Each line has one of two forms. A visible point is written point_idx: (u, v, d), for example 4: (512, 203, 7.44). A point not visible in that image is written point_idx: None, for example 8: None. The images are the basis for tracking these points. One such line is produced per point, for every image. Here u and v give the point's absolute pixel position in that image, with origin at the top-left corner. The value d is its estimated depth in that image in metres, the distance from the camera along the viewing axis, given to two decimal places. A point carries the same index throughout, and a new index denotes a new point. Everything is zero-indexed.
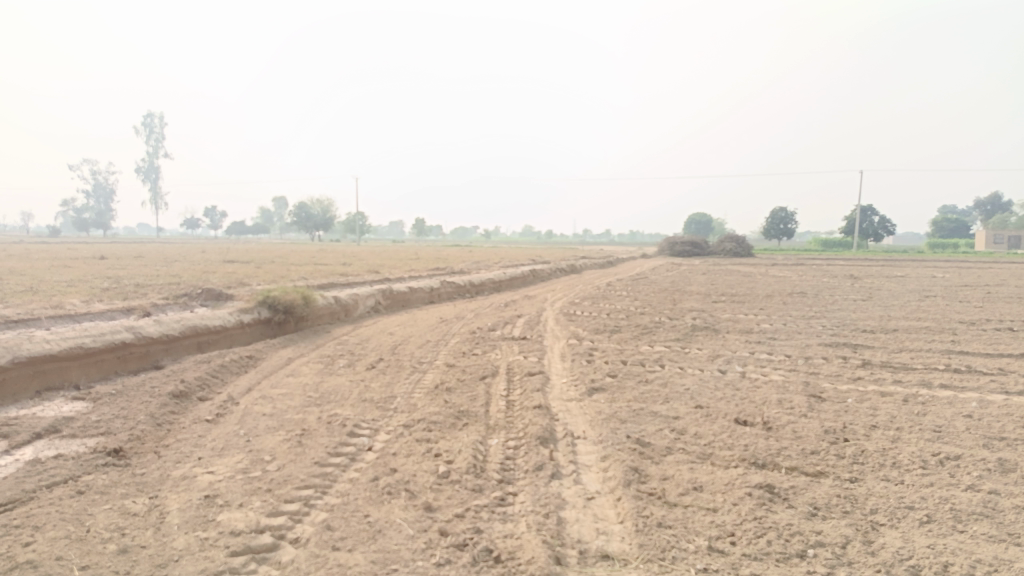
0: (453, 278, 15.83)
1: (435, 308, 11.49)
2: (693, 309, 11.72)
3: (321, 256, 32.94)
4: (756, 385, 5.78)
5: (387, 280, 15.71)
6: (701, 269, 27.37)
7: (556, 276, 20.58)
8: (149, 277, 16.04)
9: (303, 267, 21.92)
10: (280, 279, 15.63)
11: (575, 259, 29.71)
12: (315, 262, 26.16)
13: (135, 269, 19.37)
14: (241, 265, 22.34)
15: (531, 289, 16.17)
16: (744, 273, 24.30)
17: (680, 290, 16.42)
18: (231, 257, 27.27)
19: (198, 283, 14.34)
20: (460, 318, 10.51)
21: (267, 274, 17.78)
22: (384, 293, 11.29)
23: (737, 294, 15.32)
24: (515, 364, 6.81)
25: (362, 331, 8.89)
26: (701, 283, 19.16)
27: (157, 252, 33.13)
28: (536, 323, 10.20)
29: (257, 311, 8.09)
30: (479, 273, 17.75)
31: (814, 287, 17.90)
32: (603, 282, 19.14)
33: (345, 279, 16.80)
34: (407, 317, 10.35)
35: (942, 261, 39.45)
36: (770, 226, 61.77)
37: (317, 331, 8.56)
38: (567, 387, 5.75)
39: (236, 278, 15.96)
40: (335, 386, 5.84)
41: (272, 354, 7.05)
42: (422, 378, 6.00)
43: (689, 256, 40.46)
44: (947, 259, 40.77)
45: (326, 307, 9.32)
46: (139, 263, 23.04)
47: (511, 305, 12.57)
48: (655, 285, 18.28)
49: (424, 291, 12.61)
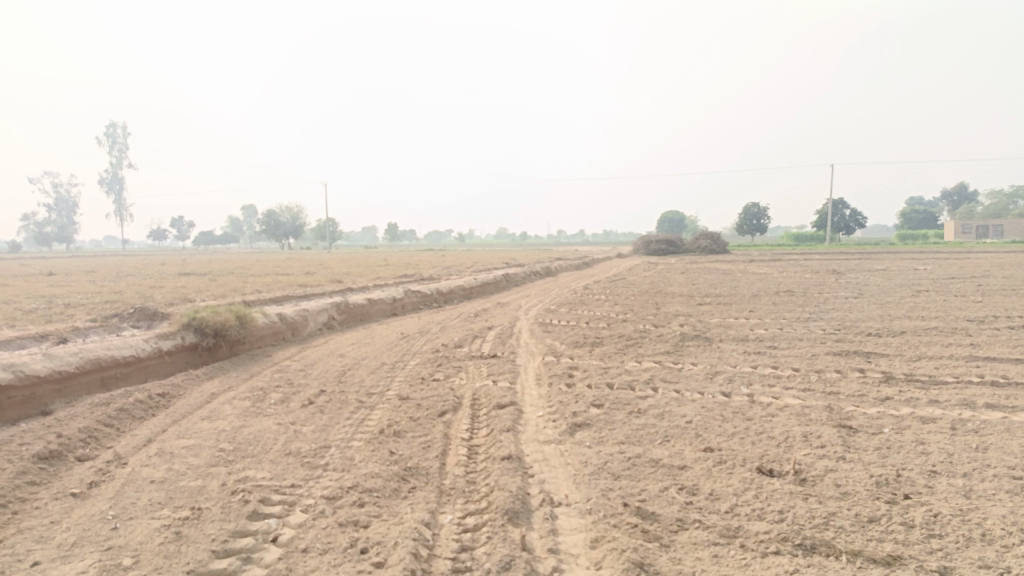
0: (419, 286, 14.74)
1: (397, 323, 10.39)
2: (678, 314, 10.74)
3: (285, 264, 31.67)
4: (771, 414, 4.78)
5: (349, 291, 14.56)
6: (680, 267, 26.53)
7: (530, 280, 19.57)
8: (86, 294, 14.75)
9: (261, 278, 20.62)
10: (230, 293, 14.45)
11: (550, 261, 28.77)
12: (276, 272, 24.90)
13: (77, 285, 17.96)
14: (196, 278, 20.95)
15: (503, 295, 15.15)
16: (724, 271, 23.43)
17: (661, 292, 15.47)
18: (188, 270, 25.80)
19: (138, 300, 13.07)
20: (423, 334, 9.42)
21: (220, 287, 16.50)
22: (338, 307, 10.17)
23: (721, 295, 14.38)
24: (482, 392, 5.76)
25: (308, 355, 7.76)
26: (682, 283, 18.24)
27: (111, 266, 31.50)
28: (509, 336, 9.16)
29: (181, 336, 6.94)
30: (447, 280, 16.64)
31: (800, 284, 17.10)
32: (580, 285, 18.12)
33: (302, 289, 15.63)
34: (363, 335, 9.23)
35: (917, 251, 39.17)
36: (744, 222, 61.40)
37: (254, 357, 7.43)
38: (544, 424, 4.70)
39: (182, 293, 14.73)
40: (258, 431, 4.74)
41: (192, 390, 5.90)
42: (367, 419, 4.93)
43: (666, 254, 39.69)
44: (921, 250, 40.56)
45: (267, 328, 8.19)
46: (84, 279, 21.60)
47: (481, 315, 11.49)
48: (635, 287, 17.37)
49: (386, 302, 11.50)
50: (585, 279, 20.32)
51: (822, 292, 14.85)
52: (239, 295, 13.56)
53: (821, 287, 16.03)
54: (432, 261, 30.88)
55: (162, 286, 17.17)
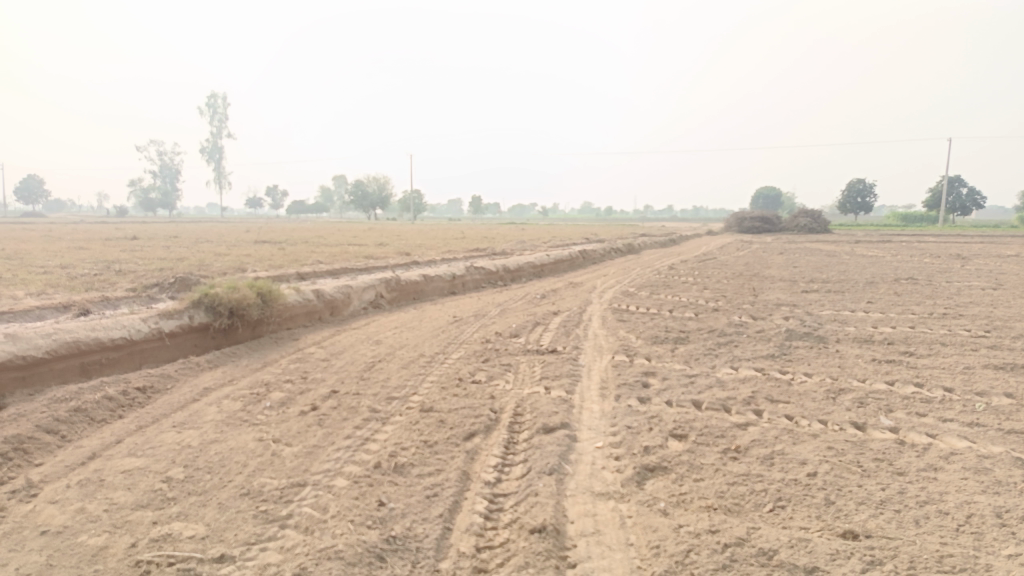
0: (487, 262, 13.56)
1: (452, 304, 9.23)
2: (780, 305, 9.14)
3: (361, 235, 31.24)
4: (933, 469, 3.30)
5: (412, 265, 13.57)
6: (777, 247, 24.34)
7: (609, 258, 18.08)
8: (147, 261, 14.31)
9: (331, 248, 20.02)
10: (288, 263, 13.73)
11: (635, 237, 27.15)
12: (349, 242, 24.31)
13: (148, 251, 17.83)
14: (266, 246, 20.52)
15: (577, 274, 13.80)
16: (828, 253, 21.21)
17: (757, 275, 13.73)
18: (266, 239, 25.61)
19: (193, 268, 12.47)
20: (478, 318, 8.22)
21: (284, 257, 15.87)
22: (388, 284, 9.09)
23: (829, 282, 12.53)
24: (530, 403, 4.50)
25: (341, 339, 6.69)
26: (781, 265, 16.35)
27: (193, 233, 31.90)
28: (577, 324, 7.84)
29: (190, 314, 5.96)
30: (519, 255, 15.47)
31: (921, 271, 14.95)
32: (665, 265, 16.52)
33: (365, 262, 14.75)
34: (411, 317, 8.13)
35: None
36: (847, 200, 57.35)
37: (276, 341, 6.41)
38: (605, 466, 3.40)
39: (241, 262, 14.08)
40: (227, 451, 3.66)
41: (182, 385, 4.91)
42: (372, 439, 3.76)
43: (760, 233, 37.14)
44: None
45: (297, 307, 7.17)
46: (160, 245, 21.53)
47: (549, 297, 10.19)
48: (727, 268, 15.64)
49: (444, 279, 10.37)
50: (671, 258, 18.68)
51: (949, 281, 12.74)
52: (297, 267, 12.77)
53: (948, 275, 13.87)
54: (508, 235, 29.72)
55: (228, 254, 16.71)
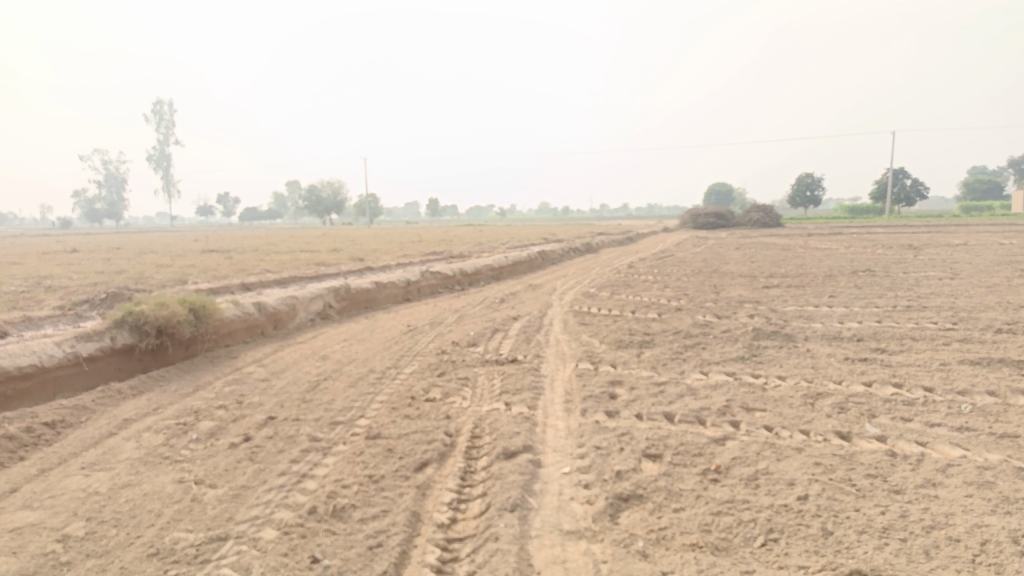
0: (443, 265, 13.11)
1: (406, 312, 8.79)
2: (745, 302, 8.91)
3: (313, 241, 30.38)
4: (932, 485, 3.01)
5: (365, 271, 13.07)
6: (733, 242, 24.39)
7: (568, 258, 17.79)
8: (82, 276, 13.49)
9: (282, 255, 19.35)
10: (234, 273, 13.07)
11: (592, 235, 27.00)
12: (301, 248, 23.57)
13: (88, 264, 16.95)
14: (213, 255, 19.68)
15: (537, 275, 13.44)
16: (784, 247, 21.27)
17: (718, 271, 13.57)
18: (215, 248, 24.72)
19: (130, 282, 11.76)
20: (434, 326, 7.79)
21: (230, 266, 15.17)
22: (337, 293, 8.58)
23: (790, 276, 12.41)
24: (489, 422, 4.10)
25: (284, 355, 6.19)
26: (740, 260, 16.27)
27: (138, 243, 30.69)
28: (538, 329, 7.47)
29: (112, 336, 5.40)
30: (477, 258, 15.07)
31: (878, 262, 15.01)
32: (624, 263, 16.31)
33: (316, 269, 14.16)
34: (362, 328, 7.66)
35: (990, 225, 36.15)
36: (798, 194, 58.32)
37: (211, 361, 5.88)
38: (574, 497, 3.02)
39: (183, 273, 13.35)
40: (141, 497, 3.18)
41: (98, 417, 4.37)
42: (310, 476, 3.32)
43: (716, 228, 37.37)
44: (994, 223, 37.41)
45: (236, 322, 6.64)
46: (98, 257, 20.50)
47: (508, 301, 9.81)
48: (688, 265, 15.47)
49: (397, 285, 9.91)
50: (630, 256, 18.49)
51: (907, 271, 12.74)
52: (242, 277, 12.16)
53: (905, 265, 13.92)
54: (465, 237, 29.24)
55: (170, 265, 15.92)
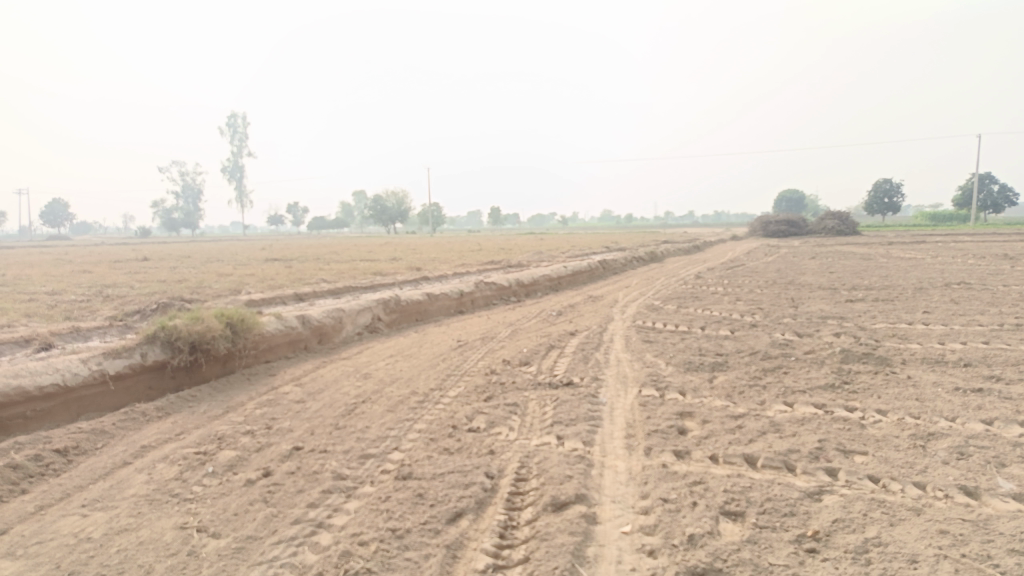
0: (500, 275, 12.65)
1: (458, 325, 8.33)
2: (826, 318, 8.12)
3: (375, 249, 30.46)
4: None
5: (421, 281, 12.72)
6: (807, 252, 23.16)
7: (631, 268, 17.11)
8: (143, 285, 13.57)
9: (341, 264, 19.27)
10: (290, 283, 12.93)
11: (657, 244, 26.17)
12: (362, 257, 23.55)
13: (153, 273, 17.16)
14: (274, 264, 19.75)
15: (598, 286, 12.84)
16: (863, 257, 20.00)
17: (792, 283, 12.67)
18: (278, 256, 24.99)
19: (186, 291, 11.71)
20: (486, 342, 7.31)
21: (288, 275, 15.07)
22: (387, 305, 8.20)
23: (874, 289, 11.47)
24: (538, 461, 3.58)
25: (324, 373, 5.80)
26: (815, 271, 15.26)
27: (206, 252, 31.42)
28: (598, 347, 6.89)
29: (142, 352, 5.09)
30: (536, 268, 14.56)
31: (971, 273, 13.83)
32: (691, 273, 15.53)
33: (372, 279, 13.90)
34: (410, 343, 7.24)
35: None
36: (874, 201, 55.79)
37: (247, 379, 5.53)
38: (636, 568, 2.47)
39: (241, 283, 13.28)
40: (134, 546, 2.78)
41: (116, 444, 4.04)
42: (327, 527, 2.86)
43: (786, 237, 35.83)
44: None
45: (278, 336, 6.29)
46: (165, 265, 20.87)
47: (566, 315, 9.25)
48: (759, 275, 14.59)
49: (451, 297, 9.48)
50: (696, 266, 17.67)
51: (1007, 285, 11.59)
52: (296, 287, 11.96)
53: (1003, 278, 12.74)
54: (526, 245, 28.80)
55: (230, 275, 15.95)
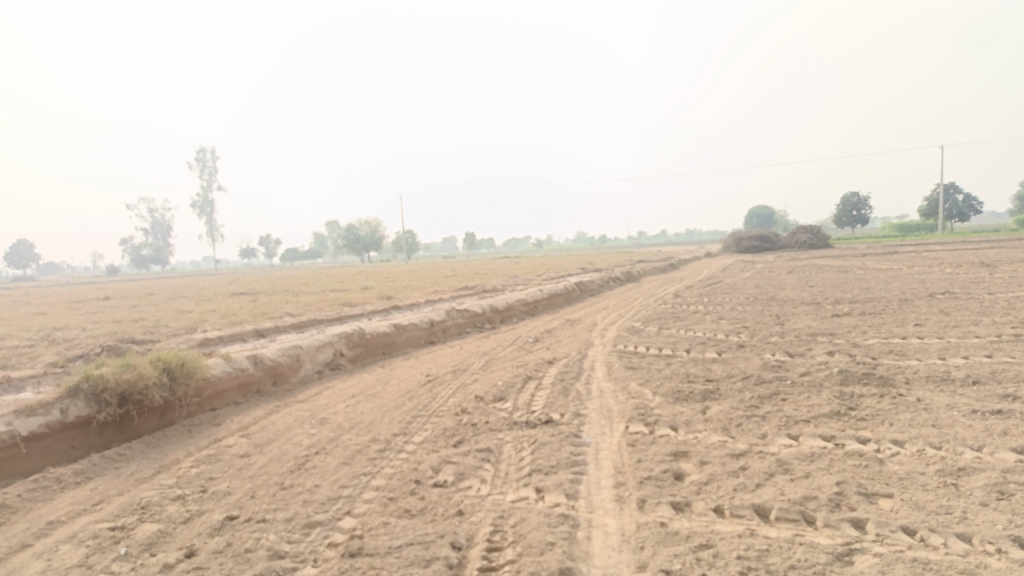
0: (473, 302, 12.12)
1: (428, 358, 7.79)
2: (817, 335, 7.69)
3: (346, 279, 29.76)
4: None
5: (390, 310, 12.15)
6: (783, 266, 22.98)
7: (608, 289, 16.67)
8: (95, 325, 12.81)
9: (310, 296, 18.63)
10: (252, 318, 12.27)
11: (632, 263, 25.87)
12: (331, 288, 22.89)
13: (112, 312, 16.37)
14: (240, 298, 19.01)
15: (575, 309, 12.35)
16: (840, 269, 19.82)
17: (774, 299, 12.32)
18: (245, 289, 24.20)
19: (141, 331, 11.02)
20: (457, 376, 6.76)
21: (251, 309, 14.39)
22: (350, 339, 7.62)
23: (858, 302, 11.13)
24: (514, 524, 3.05)
25: (275, 420, 5.21)
26: (795, 286, 14.95)
27: (172, 288, 30.49)
28: (579, 377, 6.37)
29: (63, 407, 4.47)
30: (511, 292, 14.06)
31: (952, 282, 13.58)
32: (669, 292, 15.13)
33: (340, 310, 13.28)
34: (375, 380, 6.66)
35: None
36: (844, 213, 56.32)
37: (188, 432, 4.93)
38: None
39: (200, 319, 12.58)
40: None
41: (17, 521, 3.42)
42: None
43: (760, 252, 35.82)
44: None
45: (226, 380, 5.69)
46: (124, 304, 20.00)
47: (543, 341, 8.74)
48: (739, 292, 14.22)
49: (420, 327, 8.92)
50: (674, 284, 17.31)
51: (992, 293, 11.32)
52: (259, 322, 11.32)
53: (985, 285, 12.51)
54: (499, 270, 28.31)
55: (191, 311, 15.22)
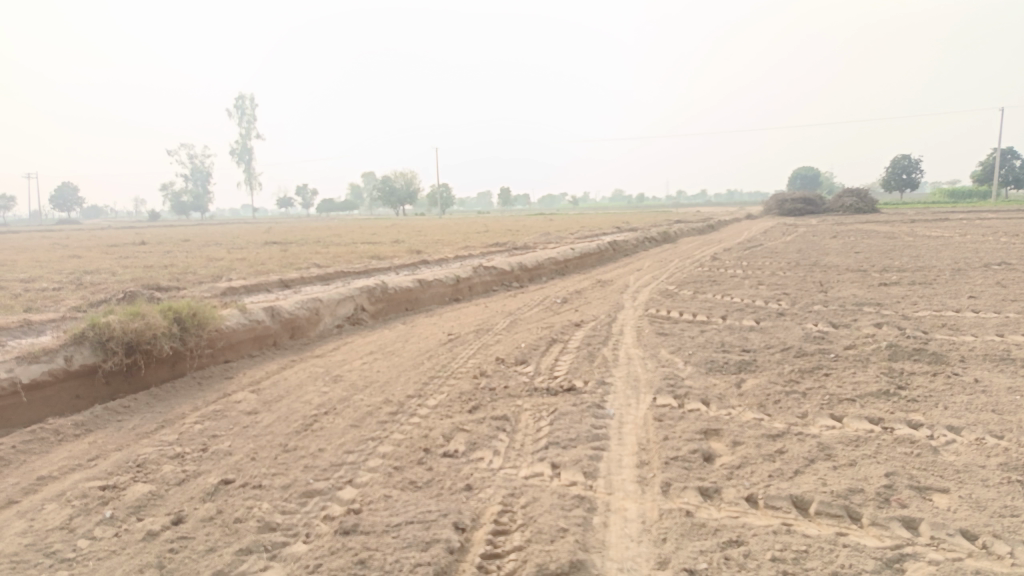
0: (502, 259, 11.82)
1: (452, 315, 7.54)
2: (862, 306, 7.27)
3: (379, 232, 29.63)
4: None
5: (419, 265, 11.92)
6: (826, 231, 22.21)
7: (642, 250, 16.22)
8: (125, 270, 12.82)
9: (340, 247, 18.52)
10: (279, 268, 12.15)
11: (669, 224, 25.27)
12: (362, 240, 22.75)
13: (145, 258, 16.45)
14: (270, 248, 18.96)
15: (607, 270, 11.98)
16: (886, 236, 19.02)
17: (817, 265, 11.80)
18: (277, 239, 24.22)
19: (168, 278, 10.96)
20: (480, 336, 6.51)
21: (279, 259, 14.28)
22: (372, 293, 7.40)
23: (907, 271, 10.57)
24: (525, 504, 2.80)
25: (288, 376, 5.02)
26: (839, 252, 14.34)
27: (207, 235, 30.70)
28: (607, 342, 6.07)
29: (67, 355, 4.32)
30: (542, 250, 13.71)
31: (1007, 253, 12.87)
32: (706, 255, 14.64)
33: (368, 263, 13.10)
34: (395, 337, 6.44)
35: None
36: (892, 178, 54.40)
37: (197, 385, 4.76)
38: None
39: (228, 268, 12.50)
40: None
41: (7, 475, 3.28)
42: None
43: (802, 215, 34.76)
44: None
45: (240, 331, 5.50)
46: (158, 249, 20.10)
47: (572, 303, 8.42)
48: (780, 257, 13.69)
49: (446, 284, 8.67)
50: (712, 246, 16.80)
51: None
52: (285, 273, 11.19)
53: None
54: (532, 227, 27.89)
55: (221, 258, 15.19)
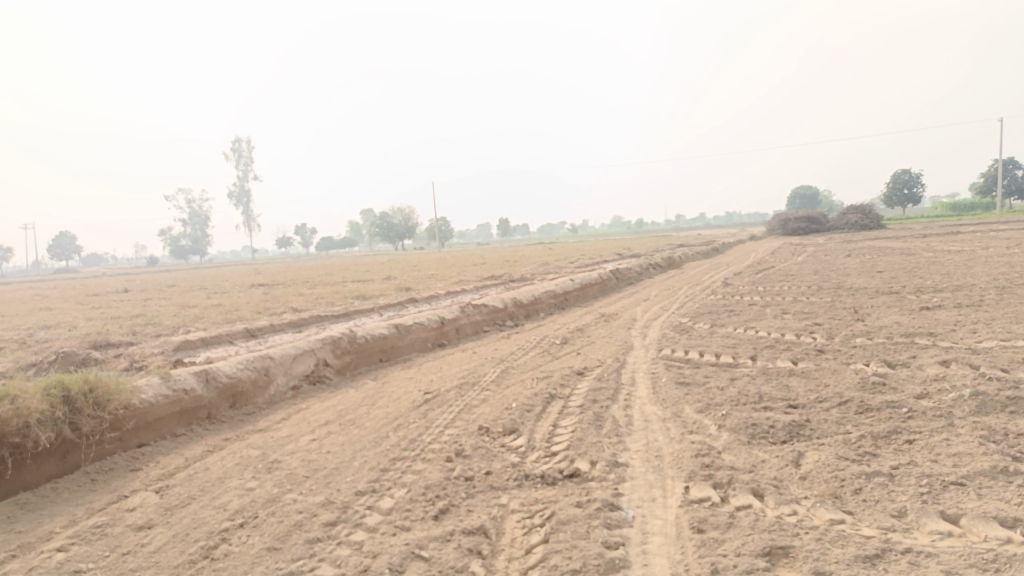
0: (494, 294, 10.74)
1: (433, 366, 6.45)
2: (914, 338, 6.17)
3: (371, 268, 28.62)
4: None
5: (404, 305, 10.86)
6: (838, 249, 21.16)
7: (647, 277, 15.16)
8: (84, 323, 11.73)
9: (327, 288, 17.50)
10: (250, 314, 11.08)
11: (672, 248, 24.29)
12: (354, 278, 21.78)
13: (117, 307, 15.39)
14: (253, 291, 17.94)
15: (611, 302, 10.90)
16: (903, 252, 17.92)
17: (841, 287, 10.71)
18: (264, 280, 23.27)
19: (125, 330, 9.88)
20: (463, 392, 5.41)
21: (256, 304, 13.21)
22: (338, 344, 6.31)
23: (944, 291, 9.46)
24: None
25: (210, 465, 3.92)
26: (861, 271, 13.26)
27: (195, 279, 29.74)
28: (617, 396, 4.97)
29: None
30: (540, 282, 12.65)
31: None
32: (716, 280, 13.59)
33: (351, 305, 12.02)
34: (361, 399, 5.34)
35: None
36: (894, 193, 53.56)
37: (88, 485, 3.67)
38: None
39: (197, 316, 11.42)
40: None
41: None
42: None
43: (808, 235, 33.66)
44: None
45: (159, 406, 4.42)
46: (134, 297, 19.05)
47: (573, 343, 7.34)
48: (797, 279, 12.61)
49: (428, 327, 7.59)
50: (721, 271, 15.75)
51: None
52: (255, 319, 10.13)
53: None
54: (530, 257, 26.89)
55: (196, 304, 14.14)
